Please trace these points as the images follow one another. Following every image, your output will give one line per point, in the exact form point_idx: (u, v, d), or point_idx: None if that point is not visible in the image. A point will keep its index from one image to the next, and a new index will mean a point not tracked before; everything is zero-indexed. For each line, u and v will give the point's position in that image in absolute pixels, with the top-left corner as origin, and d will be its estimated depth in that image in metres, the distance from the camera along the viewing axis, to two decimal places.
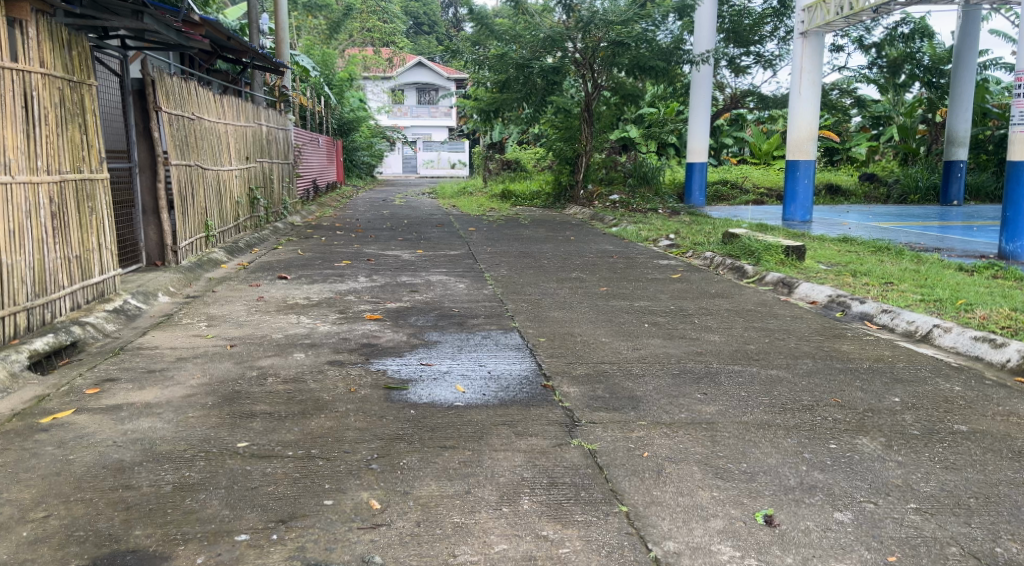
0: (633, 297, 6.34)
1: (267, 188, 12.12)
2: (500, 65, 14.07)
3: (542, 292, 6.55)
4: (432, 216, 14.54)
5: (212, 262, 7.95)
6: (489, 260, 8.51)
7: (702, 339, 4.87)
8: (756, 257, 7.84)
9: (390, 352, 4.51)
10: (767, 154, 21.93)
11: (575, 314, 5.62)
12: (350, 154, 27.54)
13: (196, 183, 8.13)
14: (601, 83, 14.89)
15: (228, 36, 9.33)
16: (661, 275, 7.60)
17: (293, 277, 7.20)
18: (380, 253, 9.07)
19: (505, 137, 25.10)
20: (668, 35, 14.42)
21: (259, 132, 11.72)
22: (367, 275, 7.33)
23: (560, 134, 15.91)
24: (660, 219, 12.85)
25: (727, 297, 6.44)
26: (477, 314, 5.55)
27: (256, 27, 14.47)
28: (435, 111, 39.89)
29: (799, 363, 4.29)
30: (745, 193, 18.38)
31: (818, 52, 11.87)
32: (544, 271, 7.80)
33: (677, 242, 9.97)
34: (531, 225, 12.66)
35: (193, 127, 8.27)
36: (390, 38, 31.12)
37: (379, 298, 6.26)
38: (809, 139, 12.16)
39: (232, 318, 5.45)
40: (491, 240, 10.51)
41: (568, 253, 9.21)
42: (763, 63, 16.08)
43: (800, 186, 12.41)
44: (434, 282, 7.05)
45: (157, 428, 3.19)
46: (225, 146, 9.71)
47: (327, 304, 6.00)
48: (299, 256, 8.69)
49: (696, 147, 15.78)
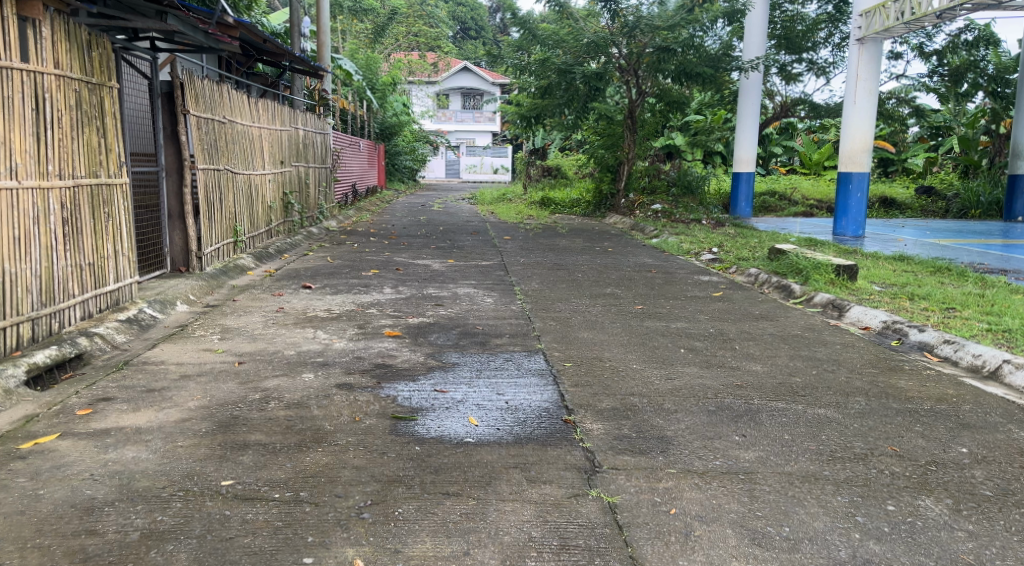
0: (670, 318, 5.98)
1: (302, 192, 11.98)
2: (542, 71, 13.82)
3: (574, 309, 6.23)
4: (468, 223, 14.31)
5: (239, 268, 7.77)
6: (522, 272, 8.21)
7: (741, 369, 4.51)
8: (804, 275, 7.43)
9: (404, 375, 4.22)
10: (817, 164, 21.31)
11: (607, 335, 5.29)
12: (391, 158, 27.48)
13: (224, 187, 7.95)
14: (645, 89, 14.53)
15: (264, 39, 9.16)
16: (701, 293, 7.22)
17: (318, 286, 6.98)
18: (411, 262, 8.83)
19: (547, 144, 24.80)
20: (717, 41, 13.99)
21: (295, 135, 11.58)
22: (393, 286, 7.08)
23: (603, 141, 15.55)
24: (703, 231, 12.41)
25: (771, 320, 6.06)
26: (503, 333, 5.24)
27: (298, 30, 14.37)
28: (479, 117, 40.03)
29: (849, 401, 3.92)
30: (793, 204, 17.84)
31: (876, 59, 11.38)
32: (578, 285, 7.47)
33: (720, 256, 9.58)
34: (569, 235, 12.33)
35: (224, 130, 8.10)
36: (436, 43, 31.00)
37: (402, 312, 6.00)
38: (863, 150, 11.66)
39: (246, 331, 5.21)
40: (526, 250, 10.22)
41: (604, 266, 8.87)
42: (816, 70, 15.49)
43: (852, 200, 11.90)
44: (462, 295, 6.76)
45: (140, 459, 2.94)
46: (259, 151, 9.56)
47: (347, 317, 5.75)
48: (327, 264, 8.49)
49: (743, 157, 15.30)
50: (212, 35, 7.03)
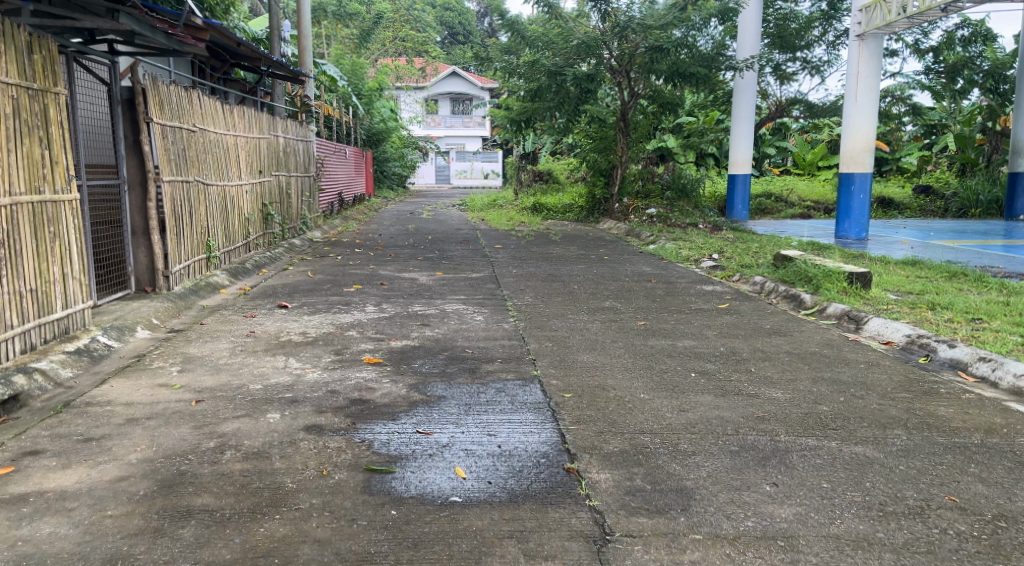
0: (676, 335, 5.50)
1: (283, 202, 11.49)
2: (532, 73, 13.38)
3: (570, 327, 5.74)
4: (458, 231, 13.87)
5: (211, 286, 7.25)
6: (514, 285, 7.72)
7: (761, 397, 4.03)
8: (814, 284, 6.97)
9: (383, 412, 3.72)
10: (812, 164, 20.91)
11: (609, 358, 4.81)
12: (380, 164, 27.03)
13: (195, 200, 7.43)
14: (638, 91, 14.09)
15: (238, 43, 8.69)
16: (706, 306, 6.74)
17: (294, 306, 6.49)
18: (396, 275, 8.34)
19: (538, 148, 24.37)
20: (710, 41, 13.52)
21: (275, 144, 11.08)
22: (376, 304, 6.59)
23: (595, 144, 15.07)
24: (700, 236, 11.97)
25: (785, 335, 5.59)
26: (494, 358, 4.75)
27: (278, 35, 13.87)
28: (469, 122, 38.98)
29: (889, 435, 3.45)
30: (791, 206, 17.42)
31: (876, 55, 10.95)
32: (574, 299, 6.98)
33: (722, 263, 9.13)
34: (562, 242, 11.89)
35: (193, 139, 7.59)
36: (423, 47, 30.48)
37: (385, 334, 5.50)
38: (866, 150, 11.21)
39: (210, 361, 4.71)
40: (518, 259, 9.74)
41: (601, 276, 8.41)
42: (811, 69, 15.08)
43: (855, 201, 11.43)
44: (450, 313, 6.27)
45: (58, 537, 2.49)
46: (234, 161, 9.06)
47: (323, 342, 5.25)
48: (306, 280, 8.00)
49: (739, 158, 14.88)
50: (176, 37, 6.54)
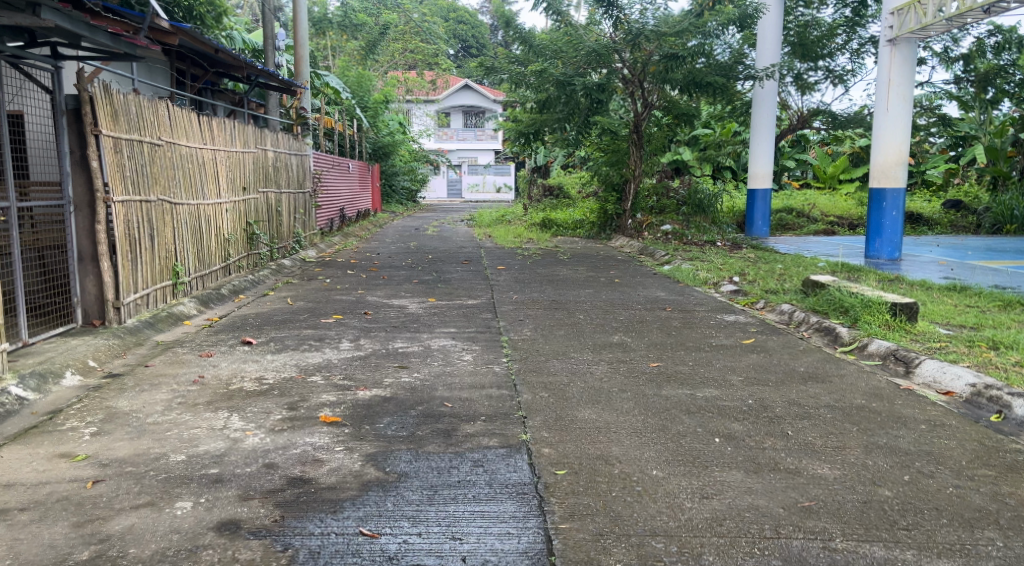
0: (696, 383, 4.68)
1: (272, 221, 10.76)
2: (539, 83, 12.51)
3: (571, 371, 4.92)
4: (461, 249, 13.12)
5: (173, 318, 6.49)
6: (512, 315, 6.91)
7: (805, 474, 3.21)
8: (852, 316, 6.12)
9: (324, 498, 2.95)
10: (833, 177, 20.11)
11: (614, 415, 3.98)
12: (389, 179, 26.35)
13: (157, 221, 6.67)
14: (652, 101, 13.31)
15: (215, 48, 8.06)
16: (729, 341, 5.92)
17: (260, 342, 5.72)
18: (384, 302, 7.58)
19: (550, 161, 23.61)
20: (727, 50, 12.57)
21: (262, 158, 10.34)
22: (352, 340, 5.82)
23: (607, 158, 14.26)
24: (719, 255, 11.15)
25: (823, 382, 4.75)
26: (475, 415, 3.97)
27: (272, 44, 13.18)
28: (481, 135, 38.62)
29: (978, 541, 2.70)
30: (813, 222, 16.53)
31: (910, 62, 10.09)
32: (578, 332, 6.17)
33: (744, 288, 8.31)
34: (571, 262, 11.09)
35: (156, 152, 6.83)
36: (433, 59, 29.75)
37: (354, 380, 4.71)
38: (898, 163, 10.32)
39: (136, 419, 3.94)
40: (521, 283, 8.96)
41: (611, 303, 7.62)
42: (834, 79, 14.23)
43: (887, 219, 10.50)
44: (436, 351, 5.47)
45: None
46: (211, 177, 8.34)
47: (281, 391, 4.47)
48: (283, 308, 7.24)
49: (759, 172, 14.08)
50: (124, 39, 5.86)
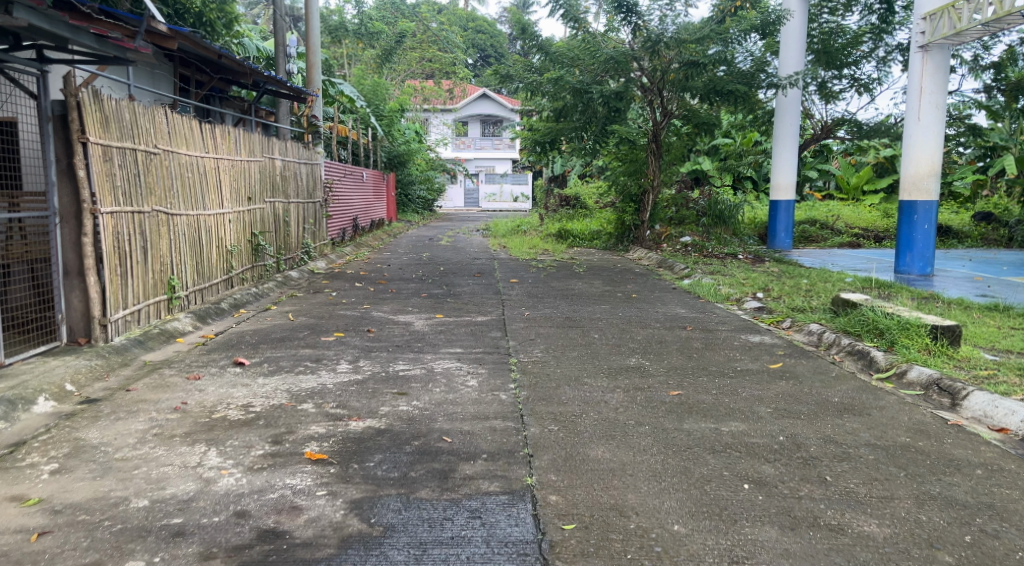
0: (721, 415, 4.29)
1: (279, 231, 10.44)
2: (556, 91, 12.13)
3: (584, 400, 4.54)
4: (474, 261, 12.77)
5: (166, 335, 6.16)
6: (522, 333, 6.52)
7: (850, 533, 2.90)
8: (888, 339, 5.71)
9: (298, 559, 2.73)
10: (856, 188, 19.65)
11: (630, 455, 3.61)
12: (405, 187, 26.04)
13: (153, 233, 6.35)
14: (671, 110, 12.92)
15: (217, 53, 7.81)
16: (755, 366, 5.52)
17: (254, 363, 5.37)
18: (389, 318, 7.23)
19: (567, 170, 23.28)
20: (749, 58, 12.07)
21: (269, 166, 10.03)
22: (350, 361, 5.46)
23: (625, 167, 13.89)
24: (742, 269, 10.74)
25: (861, 415, 4.34)
26: (477, 452, 3.61)
27: (283, 51, 12.91)
28: (499, 144, 38.58)
29: None
30: (837, 234, 16.03)
31: (943, 69, 9.65)
32: (593, 354, 5.79)
33: (768, 305, 7.90)
34: (586, 275, 10.69)
35: (153, 161, 6.51)
36: (450, 68, 29.38)
37: (348, 408, 4.35)
38: (930, 175, 9.83)
39: (105, 454, 3.59)
40: (535, 297, 8.59)
41: (628, 320, 7.23)
42: (859, 87, 13.77)
43: (917, 233, 10.02)
44: (440, 375, 5.10)
45: None
46: (213, 186, 8.01)
47: (267, 420, 4.11)
48: (282, 325, 6.90)
49: (781, 183, 13.61)
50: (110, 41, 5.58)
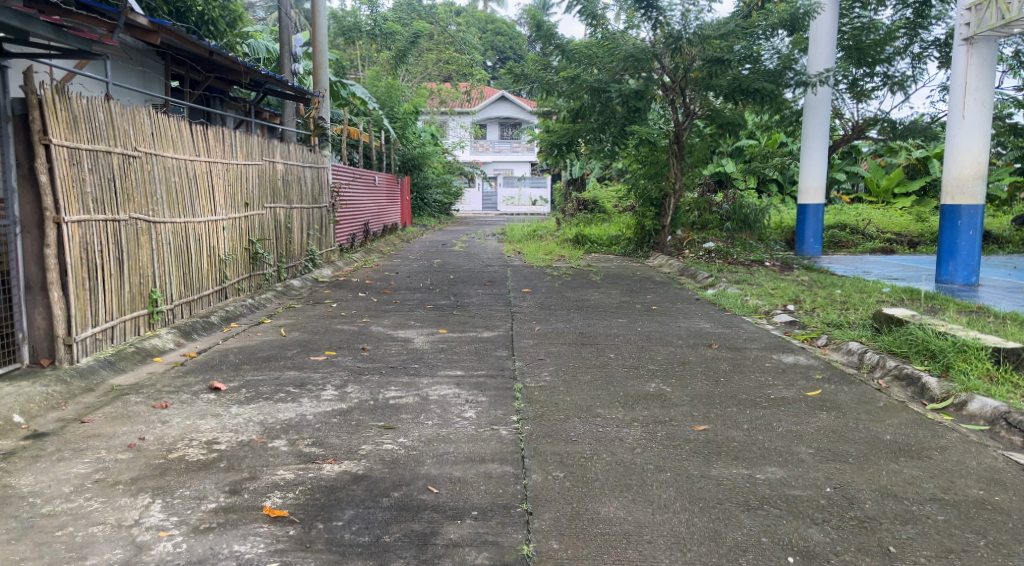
0: (754, 458, 3.73)
1: (280, 237, 9.93)
2: (572, 90, 11.57)
3: (597, 437, 3.98)
4: (487, 268, 12.24)
5: (143, 353, 5.65)
6: (531, 352, 5.94)
7: None
8: (944, 362, 5.14)
9: None
10: (886, 191, 18.96)
11: (648, 513, 3.09)
12: (420, 191, 25.53)
13: (132, 242, 5.85)
14: (694, 110, 12.26)
15: (208, 50, 7.29)
16: (790, 394, 4.91)
17: (230, 388, 4.83)
18: (389, 334, 6.68)
19: (586, 172, 22.70)
20: (774, 55, 11.38)
21: (269, 170, 9.51)
22: (338, 387, 4.90)
23: (645, 170, 13.18)
24: (769, 277, 10.11)
25: (920, 459, 3.77)
26: (466, 509, 3.11)
27: (290, 50, 12.43)
28: (517, 147, 37.69)
29: None
30: (868, 239, 15.32)
31: (990, 63, 8.96)
32: (608, 378, 5.20)
33: (801, 319, 7.28)
34: (604, 284, 10.09)
35: (133, 165, 6.00)
36: (468, 70, 28.72)
37: (325, 447, 3.80)
38: (976, 177, 9.13)
39: (32, 510, 3.07)
40: (548, 309, 8.00)
41: (648, 337, 6.64)
42: (893, 85, 13.04)
43: (961, 240, 9.31)
44: (435, 404, 4.54)
45: None
46: (204, 191, 7.50)
47: (229, 461, 3.56)
48: (272, 341, 6.37)
49: (810, 186, 12.95)
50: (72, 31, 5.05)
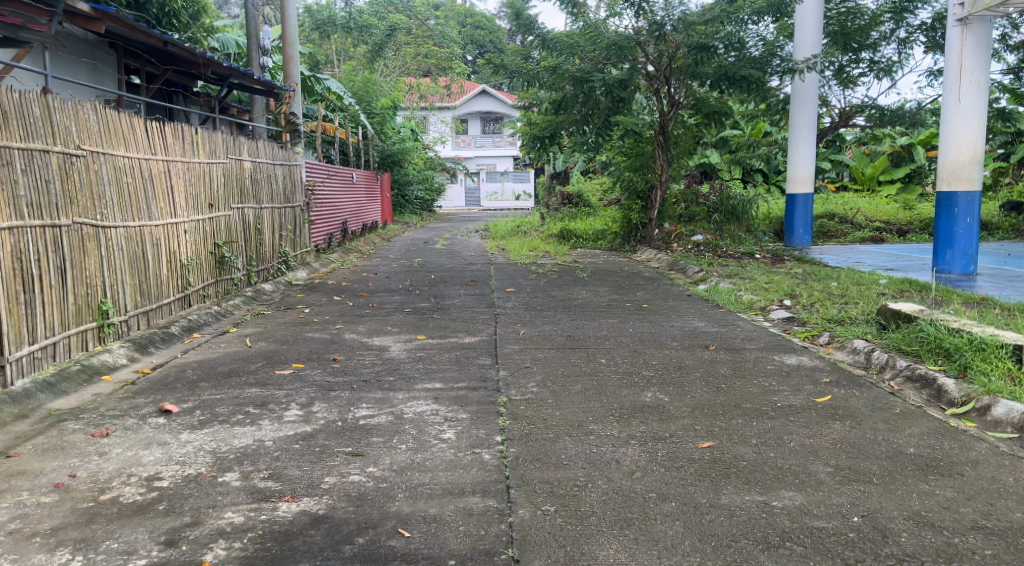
0: (767, 481, 3.31)
1: (250, 240, 9.41)
2: (553, 81, 11.11)
3: (590, 459, 3.55)
4: (470, 266, 11.78)
5: (89, 373, 5.17)
6: (516, 360, 5.50)
7: None
8: (960, 362, 4.73)
9: None
10: (871, 179, 18.62)
11: (654, 557, 2.76)
12: (402, 188, 25.00)
13: (77, 249, 5.38)
14: (679, 99, 11.86)
15: (163, 41, 6.81)
16: (798, 401, 4.49)
17: (182, 411, 4.36)
18: (362, 342, 6.22)
19: (570, 166, 22.27)
20: (760, 42, 10.96)
21: (235, 168, 8.96)
22: (302, 406, 4.44)
23: (630, 162, 12.68)
24: (762, 271, 9.71)
25: (951, 478, 3.36)
26: (440, 558, 2.75)
27: (259, 44, 11.92)
28: (499, 141, 37.61)
29: None
30: (857, 228, 14.93)
31: (985, 43, 8.46)
32: (600, 388, 4.76)
33: (799, 315, 6.87)
34: (592, 281, 9.67)
35: (77, 166, 5.52)
36: (447, 64, 28.14)
37: (282, 481, 3.34)
38: (973, 162, 8.60)
39: None
40: (533, 310, 7.56)
41: (641, 339, 6.20)
42: (879, 71, 12.68)
43: (959, 227, 8.81)
44: (409, 424, 4.09)
45: None
46: (162, 192, 7.00)
47: (170, 502, 3.11)
48: (234, 354, 5.90)
49: (798, 175, 12.52)
50: None
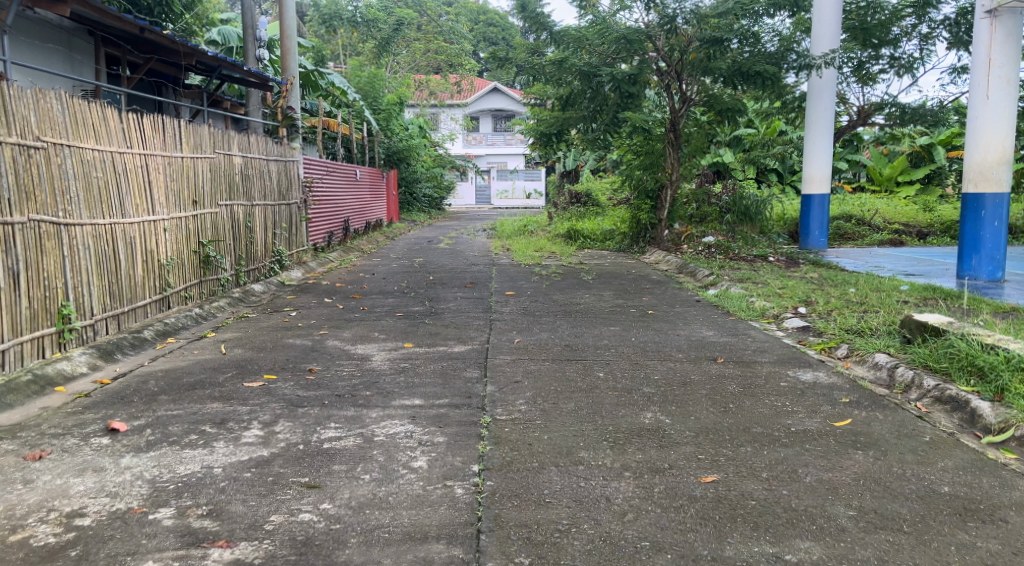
0: (779, 527, 2.89)
1: (239, 238, 9.00)
2: (559, 75, 10.65)
3: (577, 496, 3.11)
4: (471, 267, 11.35)
5: (41, 384, 4.76)
6: (507, 372, 5.06)
7: None
8: (996, 383, 4.25)
9: None
10: (890, 179, 18.04)
11: None
12: (409, 185, 24.58)
13: (31, 248, 4.98)
14: (691, 95, 11.37)
15: (140, 28, 6.44)
16: (816, 424, 4.04)
17: (130, 430, 3.93)
18: (344, 350, 5.79)
19: (580, 164, 21.79)
20: (775, 38, 10.51)
21: (223, 163, 8.54)
22: (263, 426, 4.00)
23: (639, 160, 12.18)
24: (776, 275, 9.23)
25: (994, 526, 2.92)
26: None
27: (256, 35, 11.48)
28: (511, 140, 37.11)
29: None
30: (876, 230, 14.38)
31: (1015, 38, 7.96)
32: (595, 407, 4.30)
33: (815, 325, 6.38)
34: (597, 285, 9.21)
35: (34, 159, 5.10)
36: (458, 60, 27.60)
37: (223, 520, 2.93)
38: (1001, 162, 8.08)
39: None
40: (531, 316, 7.11)
41: (644, 349, 5.73)
42: (900, 68, 12.06)
43: (986, 231, 8.28)
44: (378, 449, 3.65)
45: None
46: (139, 187, 6.58)
47: (87, 547, 2.76)
48: (206, 362, 5.49)
49: (814, 174, 11.95)
50: None
